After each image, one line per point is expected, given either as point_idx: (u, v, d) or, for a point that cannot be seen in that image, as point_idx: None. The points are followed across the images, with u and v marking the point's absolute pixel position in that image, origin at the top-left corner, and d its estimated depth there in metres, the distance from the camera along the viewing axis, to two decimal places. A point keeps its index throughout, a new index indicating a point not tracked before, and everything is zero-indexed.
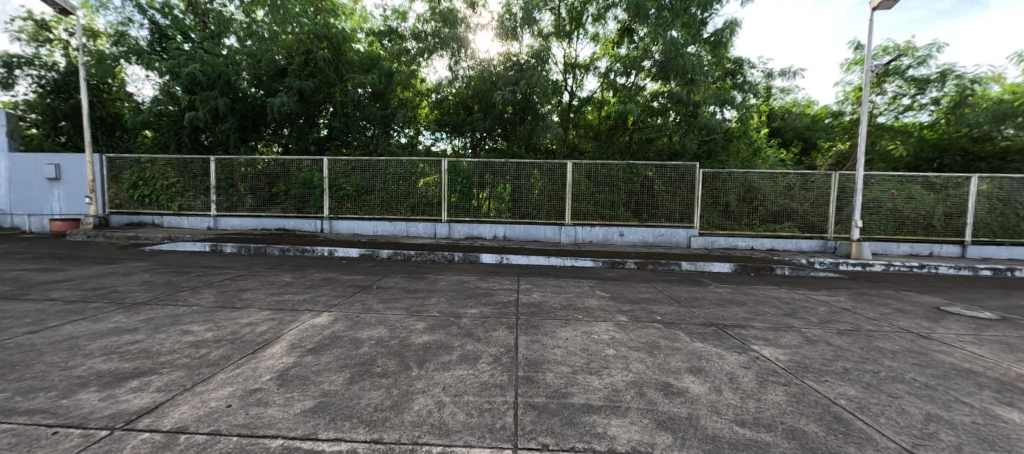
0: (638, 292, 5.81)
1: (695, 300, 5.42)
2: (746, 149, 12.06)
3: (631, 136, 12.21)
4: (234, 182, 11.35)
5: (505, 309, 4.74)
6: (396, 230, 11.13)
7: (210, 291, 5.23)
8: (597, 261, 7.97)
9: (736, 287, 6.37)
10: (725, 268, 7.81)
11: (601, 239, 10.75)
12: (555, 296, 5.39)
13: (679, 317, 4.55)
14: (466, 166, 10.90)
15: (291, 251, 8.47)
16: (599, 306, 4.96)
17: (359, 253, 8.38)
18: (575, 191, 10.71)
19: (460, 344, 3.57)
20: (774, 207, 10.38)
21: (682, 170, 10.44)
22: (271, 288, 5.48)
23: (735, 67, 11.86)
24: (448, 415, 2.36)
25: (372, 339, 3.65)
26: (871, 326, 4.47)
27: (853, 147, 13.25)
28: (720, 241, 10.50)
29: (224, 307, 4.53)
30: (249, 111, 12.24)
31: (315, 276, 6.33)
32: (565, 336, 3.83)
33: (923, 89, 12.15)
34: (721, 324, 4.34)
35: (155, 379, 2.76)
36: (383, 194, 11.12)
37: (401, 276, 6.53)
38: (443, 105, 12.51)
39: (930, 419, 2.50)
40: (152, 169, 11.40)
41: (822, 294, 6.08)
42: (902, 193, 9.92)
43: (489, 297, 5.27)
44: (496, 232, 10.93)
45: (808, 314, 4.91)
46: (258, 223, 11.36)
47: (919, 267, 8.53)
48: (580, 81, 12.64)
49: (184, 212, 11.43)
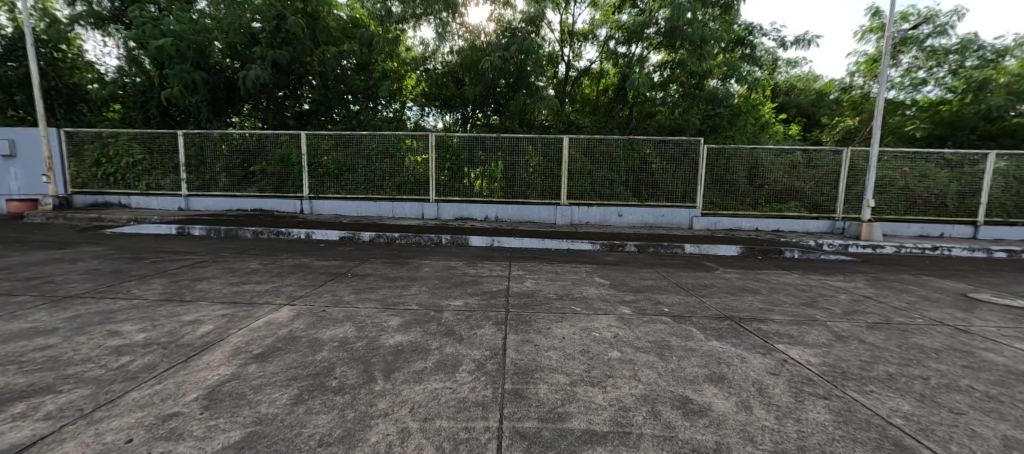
0: (641, 278, 5.30)
1: (703, 288, 4.91)
2: (753, 123, 11.22)
3: (631, 110, 11.49)
4: (206, 158, 10.55)
5: (494, 300, 4.20)
6: (381, 211, 10.47)
7: (163, 281, 4.63)
8: (596, 244, 7.43)
9: (745, 272, 5.89)
10: (731, 251, 7.31)
11: (598, 221, 10.18)
12: (550, 284, 4.86)
13: (688, 309, 4.06)
14: (455, 141, 10.18)
15: (265, 234, 7.83)
16: (599, 295, 4.43)
17: (338, 236, 7.75)
18: (572, 169, 10.07)
19: (438, 346, 3.03)
20: (779, 186, 9.87)
21: (686, 146, 9.81)
22: (232, 276, 4.88)
23: (748, 33, 10.83)
24: (411, 451, 1.82)
25: (335, 340, 3.10)
26: (901, 319, 4.01)
27: (864, 124, 12.60)
28: (724, 222, 9.95)
29: (169, 300, 3.94)
30: (222, 82, 11.07)
31: (285, 262, 5.74)
32: (561, 334, 3.31)
33: (938, 62, 11.57)
34: (737, 318, 3.85)
35: (49, 401, 2.20)
36: (368, 172, 10.41)
37: (381, 262, 5.94)
38: (432, 77, 11.68)
39: (1013, 445, 2.01)
40: (115, 145, 10.53)
41: (839, 281, 5.60)
42: (915, 171, 9.43)
43: (476, 286, 4.73)
44: (487, 213, 10.32)
45: (829, 304, 4.43)
46: (232, 203, 10.62)
47: (932, 249, 8.13)
48: (579, 50, 11.80)
49: (152, 192, 10.67)
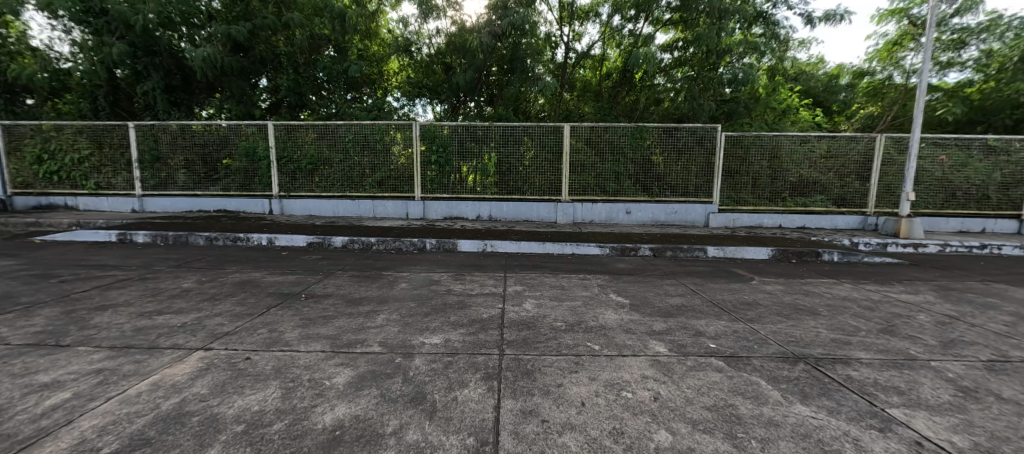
0: (666, 295, 4.30)
1: (748, 308, 3.92)
2: (773, 109, 10.12)
3: (637, 96, 10.41)
4: (161, 154, 9.38)
5: (485, 335, 3.18)
6: (361, 210, 9.33)
7: (51, 312, 3.53)
8: (605, 247, 6.44)
9: (787, 282, 4.92)
10: (760, 254, 6.34)
11: (603, 219, 9.15)
12: (556, 307, 3.85)
13: (742, 345, 3.06)
14: (443, 131, 9.08)
15: (220, 241, 6.73)
16: (621, 324, 3.43)
17: (305, 241, 6.68)
18: (574, 161, 9.03)
19: (396, 429, 1.98)
20: (804, 177, 8.91)
21: (701, 134, 8.78)
22: (150, 303, 3.80)
23: (768, 8, 9.54)
24: None
25: (242, 420, 2.04)
26: (1020, 353, 3.04)
27: (887, 110, 11.55)
28: (744, 218, 8.98)
29: (39, 347, 2.86)
30: (173, 65, 9.94)
31: (229, 278, 4.67)
32: (578, 398, 2.29)
33: (964, 42, 10.39)
34: (813, 360, 2.84)
35: None
36: (345, 167, 9.31)
37: (349, 276, 4.90)
38: (418, 62, 10.61)
39: None
40: (59, 139, 9.36)
41: (902, 293, 4.65)
42: (954, 160, 8.49)
43: (462, 311, 3.71)
44: (480, 212, 9.23)
45: (914, 331, 3.46)
46: (192, 204, 9.45)
47: (980, 247, 7.22)
48: (579, 32, 10.74)
49: (102, 192, 9.50)
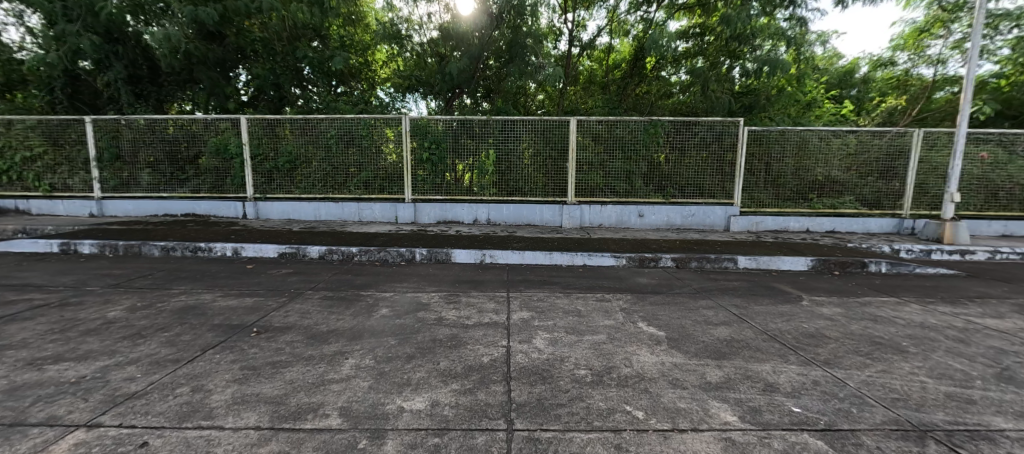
0: (708, 324, 3.49)
1: (815, 344, 3.11)
2: (796, 102, 9.36)
3: (648, 88, 9.60)
4: (122, 151, 8.47)
5: (485, 394, 2.34)
6: (345, 214, 8.46)
7: None
8: (620, 257, 5.63)
9: (843, 303, 4.13)
10: (798, 265, 5.56)
11: (613, 222, 8.33)
12: (575, 345, 3.03)
13: (840, 409, 2.22)
14: (435, 125, 8.22)
15: (178, 251, 5.85)
16: (664, 373, 2.61)
17: (277, 252, 5.82)
18: (580, 158, 8.21)
19: None
20: (833, 175, 8.13)
21: (721, 129, 8.01)
22: (51, 344, 2.93)
23: None
24: None
25: None
26: None
27: (912, 104, 10.76)
28: (767, 221, 8.19)
29: None
30: (139, 54, 9.03)
31: (171, 304, 3.81)
32: None
33: (998, 28, 9.55)
34: (951, 435, 2.00)
35: None
36: (328, 166, 8.44)
37: (319, 299, 4.05)
38: (409, 52, 9.75)
39: None
40: (10, 136, 8.48)
41: (985, 316, 3.86)
42: (998, 156, 7.75)
43: (456, 353, 2.88)
44: (477, 215, 8.39)
45: None
46: (158, 207, 8.55)
47: None
48: (584, 19, 9.90)
49: (57, 194, 8.57)
